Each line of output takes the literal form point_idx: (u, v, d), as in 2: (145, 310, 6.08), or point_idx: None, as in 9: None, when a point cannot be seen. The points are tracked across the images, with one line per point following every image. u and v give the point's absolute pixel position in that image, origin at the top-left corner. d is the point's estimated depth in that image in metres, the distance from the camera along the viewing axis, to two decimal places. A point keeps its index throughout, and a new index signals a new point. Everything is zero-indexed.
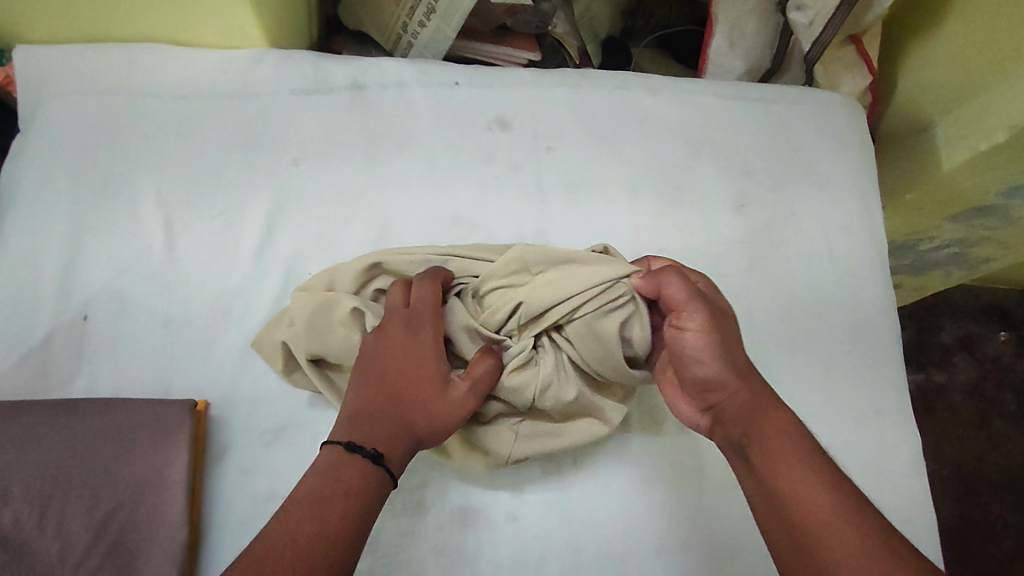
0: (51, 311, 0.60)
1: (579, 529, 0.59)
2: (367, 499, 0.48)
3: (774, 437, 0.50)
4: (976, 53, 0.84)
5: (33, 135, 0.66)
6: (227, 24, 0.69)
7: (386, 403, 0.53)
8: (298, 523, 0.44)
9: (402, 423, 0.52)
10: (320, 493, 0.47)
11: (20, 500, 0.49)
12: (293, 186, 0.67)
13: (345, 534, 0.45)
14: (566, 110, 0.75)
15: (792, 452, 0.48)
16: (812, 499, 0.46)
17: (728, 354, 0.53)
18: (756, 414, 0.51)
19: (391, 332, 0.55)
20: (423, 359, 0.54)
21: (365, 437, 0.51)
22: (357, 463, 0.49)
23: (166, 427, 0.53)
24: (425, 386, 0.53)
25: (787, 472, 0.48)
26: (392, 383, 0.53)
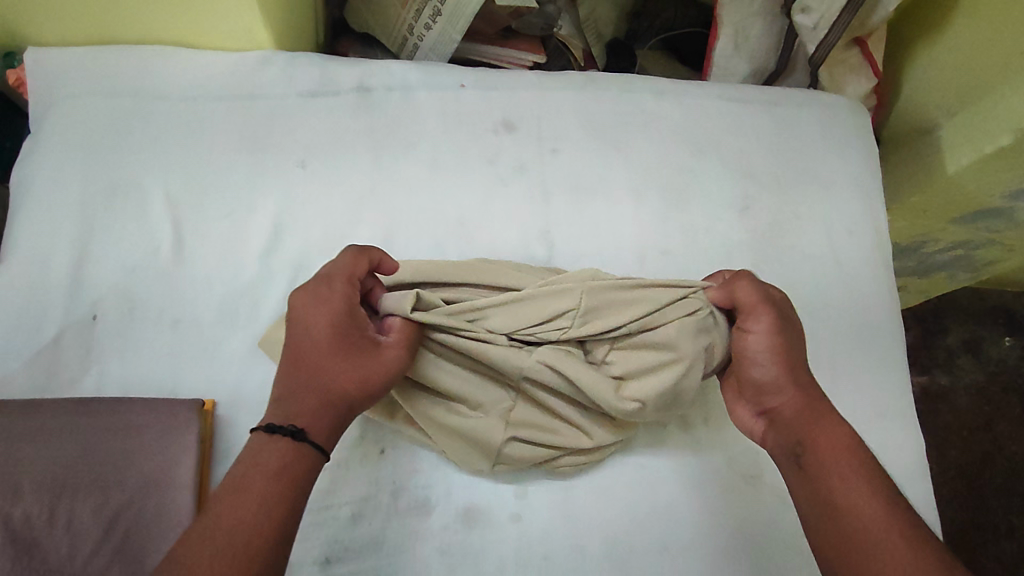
0: (61, 310, 0.61)
1: (583, 529, 0.59)
2: (298, 481, 0.45)
3: (828, 434, 0.51)
4: (981, 56, 0.85)
5: (43, 136, 0.67)
6: (235, 26, 0.69)
7: (307, 372, 0.49)
8: (219, 516, 0.41)
9: (326, 393, 0.49)
10: (243, 481, 0.43)
11: (31, 497, 0.50)
12: (300, 187, 0.68)
13: (273, 520, 0.42)
14: (571, 113, 0.76)
15: (845, 449, 0.50)
16: (864, 494, 0.47)
17: (790, 361, 0.55)
18: (809, 412, 0.53)
19: (306, 302, 0.52)
20: (340, 325, 0.51)
21: (288, 415, 0.47)
22: (279, 445, 0.46)
23: (174, 426, 0.54)
24: (349, 353, 0.50)
25: (842, 467, 0.49)
26: (306, 354, 0.50)
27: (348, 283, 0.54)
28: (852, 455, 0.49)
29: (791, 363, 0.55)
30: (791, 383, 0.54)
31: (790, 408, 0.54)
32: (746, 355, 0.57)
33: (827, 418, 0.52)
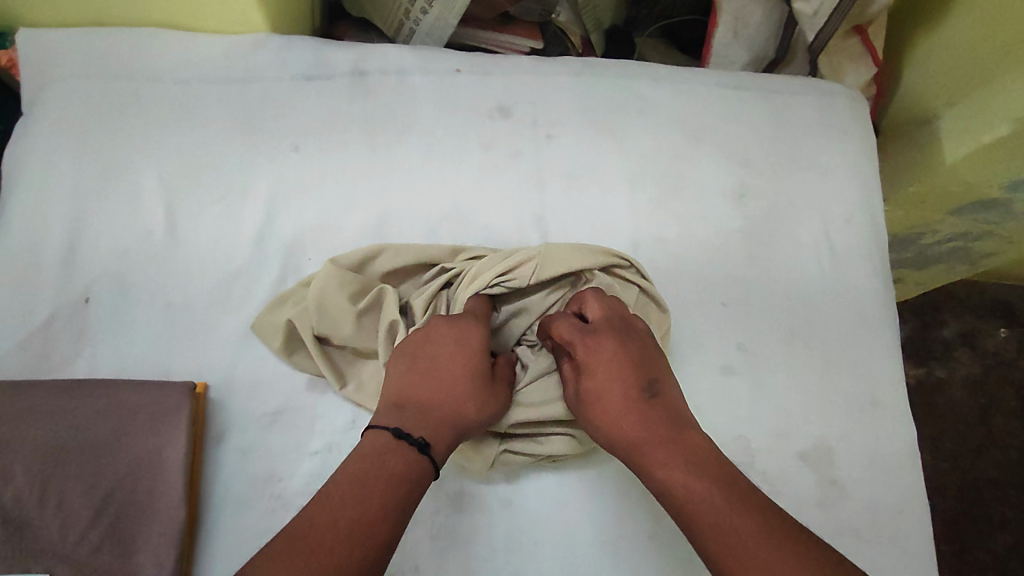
0: (53, 292, 0.61)
1: (574, 515, 0.59)
2: (402, 506, 0.45)
3: (660, 471, 0.48)
4: (979, 45, 0.84)
5: (34, 118, 0.67)
6: (229, 9, 0.69)
7: (437, 392, 0.52)
8: (329, 535, 0.41)
9: (452, 414, 0.51)
10: (356, 498, 0.43)
11: (22, 477, 0.50)
12: (293, 171, 0.68)
13: (384, 525, 0.43)
14: (567, 99, 0.75)
15: (678, 486, 0.47)
16: (707, 532, 0.44)
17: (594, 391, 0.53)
18: (641, 460, 0.50)
19: (455, 326, 0.55)
20: (476, 354, 0.55)
21: (414, 424, 0.49)
22: (405, 453, 0.47)
23: (166, 409, 0.54)
24: (480, 381, 0.54)
25: (682, 512, 0.46)
26: (443, 373, 0.53)
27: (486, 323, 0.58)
28: (682, 488, 0.47)
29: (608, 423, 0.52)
30: (619, 445, 0.51)
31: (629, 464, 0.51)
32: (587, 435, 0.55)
33: (654, 458, 0.49)
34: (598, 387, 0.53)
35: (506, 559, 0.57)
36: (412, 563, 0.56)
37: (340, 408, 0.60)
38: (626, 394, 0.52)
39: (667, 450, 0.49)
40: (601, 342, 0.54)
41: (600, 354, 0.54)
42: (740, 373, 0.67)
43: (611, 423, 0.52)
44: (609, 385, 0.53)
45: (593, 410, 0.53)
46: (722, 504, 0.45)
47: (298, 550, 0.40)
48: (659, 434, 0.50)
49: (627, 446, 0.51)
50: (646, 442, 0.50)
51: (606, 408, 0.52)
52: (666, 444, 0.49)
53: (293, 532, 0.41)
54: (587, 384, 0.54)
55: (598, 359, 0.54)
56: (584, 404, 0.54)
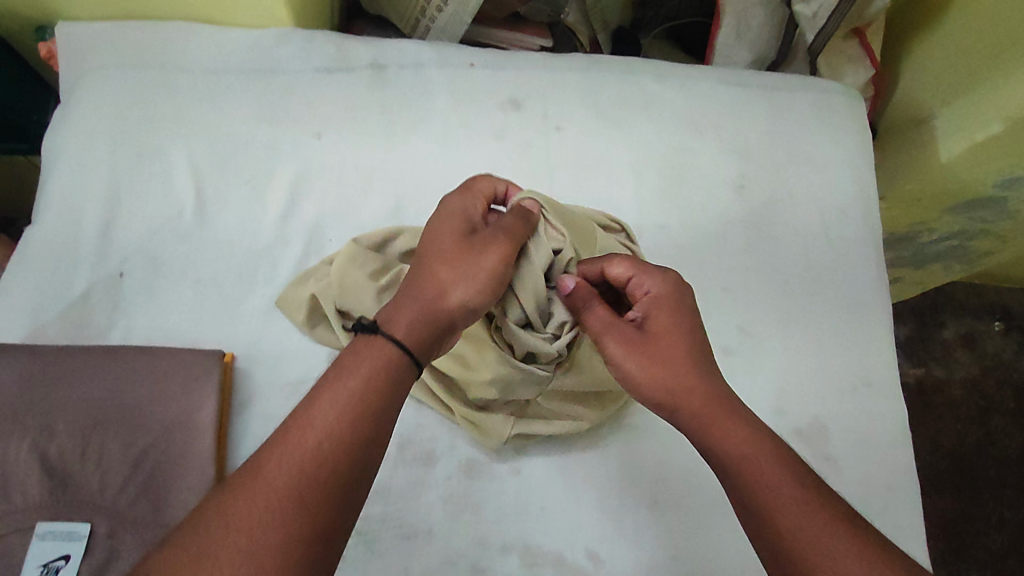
0: (90, 267, 0.64)
1: (577, 483, 0.62)
2: (364, 424, 0.43)
3: (734, 437, 0.49)
4: (972, 48, 0.88)
5: (73, 104, 0.70)
6: (256, 4, 0.73)
7: (415, 274, 0.52)
8: (284, 464, 0.41)
9: (427, 292, 0.50)
10: (311, 425, 0.42)
11: (65, 436, 0.54)
12: (316, 158, 0.71)
13: (345, 431, 0.43)
14: (576, 93, 0.79)
15: (750, 455, 0.48)
16: (784, 505, 0.45)
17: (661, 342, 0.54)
18: (710, 417, 0.50)
19: (436, 217, 0.55)
20: (458, 233, 0.54)
21: (384, 313, 0.50)
22: (367, 350, 0.46)
23: (197, 373, 0.57)
24: (459, 254, 0.52)
25: (757, 478, 0.47)
26: (426, 255, 0.53)
27: (481, 207, 0.57)
28: (757, 455, 0.48)
29: (678, 366, 0.52)
30: (686, 395, 0.51)
31: (688, 421, 0.51)
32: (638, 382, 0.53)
33: (725, 416, 0.50)
34: (667, 330, 0.54)
35: (514, 524, 0.60)
36: (425, 526, 0.59)
37: None
38: (693, 343, 0.54)
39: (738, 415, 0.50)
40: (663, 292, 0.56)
41: (673, 292, 0.56)
42: (738, 354, 0.71)
43: (680, 371, 0.52)
44: (680, 331, 0.54)
45: (656, 350, 0.53)
46: (792, 480, 0.47)
47: (252, 481, 0.40)
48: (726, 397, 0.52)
49: (698, 400, 0.51)
50: (718, 400, 0.51)
51: (674, 351, 0.53)
52: (735, 407, 0.51)
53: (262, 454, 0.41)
54: (656, 326, 0.55)
55: (670, 297, 0.55)
56: (648, 345, 0.54)
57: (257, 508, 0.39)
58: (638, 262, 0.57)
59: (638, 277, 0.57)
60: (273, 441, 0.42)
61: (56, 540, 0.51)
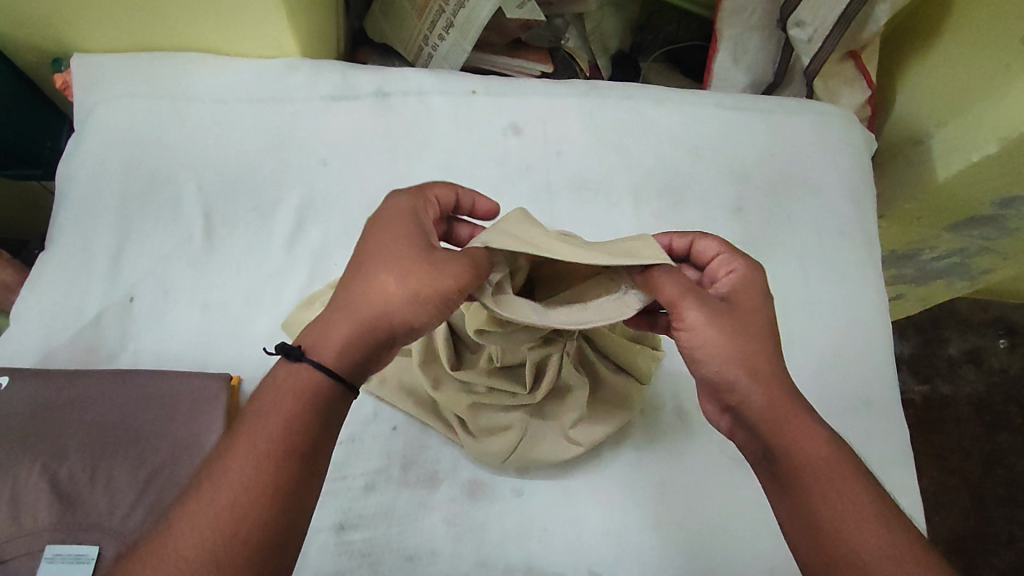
0: (102, 291, 0.66)
1: (579, 504, 0.62)
2: (305, 434, 0.43)
3: (802, 443, 0.46)
4: (965, 73, 0.89)
5: (87, 132, 0.73)
6: (265, 36, 0.75)
7: (353, 287, 0.48)
8: (230, 471, 0.41)
9: (369, 310, 0.47)
10: (257, 432, 0.42)
11: (76, 457, 0.55)
12: (322, 184, 0.73)
13: (295, 438, 0.43)
14: (575, 118, 0.81)
15: (816, 461, 0.45)
16: (851, 522, 0.43)
17: (744, 322, 0.51)
18: (778, 425, 0.47)
19: (381, 225, 0.51)
20: (411, 238, 0.50)
21: (317, 340, 0.46)
22: (298, 378, 0.44)
23: (205, 397, 0.58)
24: (409, 266, 0.48)
25: (828, 493, 0.44)
26: (369, 266, 0.48)
27: (429, 205, 0.54)
28: (834, 464, 0.45)
29: (755, 347, 0.50)
30: (757, 390, 0.48)
31: (755, 423, 0.48)
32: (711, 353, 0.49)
33: (795, 429, 0.47)
34: (748, 308, 0.52)
35: (516, 545, 0.60)
36: (428, 548, 0.60)
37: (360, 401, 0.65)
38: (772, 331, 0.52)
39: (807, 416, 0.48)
40: (739, 261, 0.56)
41: (758, 279, 0.55)
42: None
43: (758, 354, 0.49)
44: (758, 310, 0.52)
45: (738, 326, 0.50)
46: (863, 480, 0.45)
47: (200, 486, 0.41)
48: (797, 394, 0.49)
49: (776, 398, 0.48)
50: (789, 395, 0.48)
51: (756, 328, 0.51)
52: (805, 410, 0.48)
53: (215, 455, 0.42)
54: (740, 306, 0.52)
55: (760, 281, 0.54)
56: (736, 321, 0.51)
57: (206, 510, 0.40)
58: (730, 245, 0.57)
59: (726, 257, 0.56)
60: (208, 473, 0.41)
61: (64, 562, 0.52)
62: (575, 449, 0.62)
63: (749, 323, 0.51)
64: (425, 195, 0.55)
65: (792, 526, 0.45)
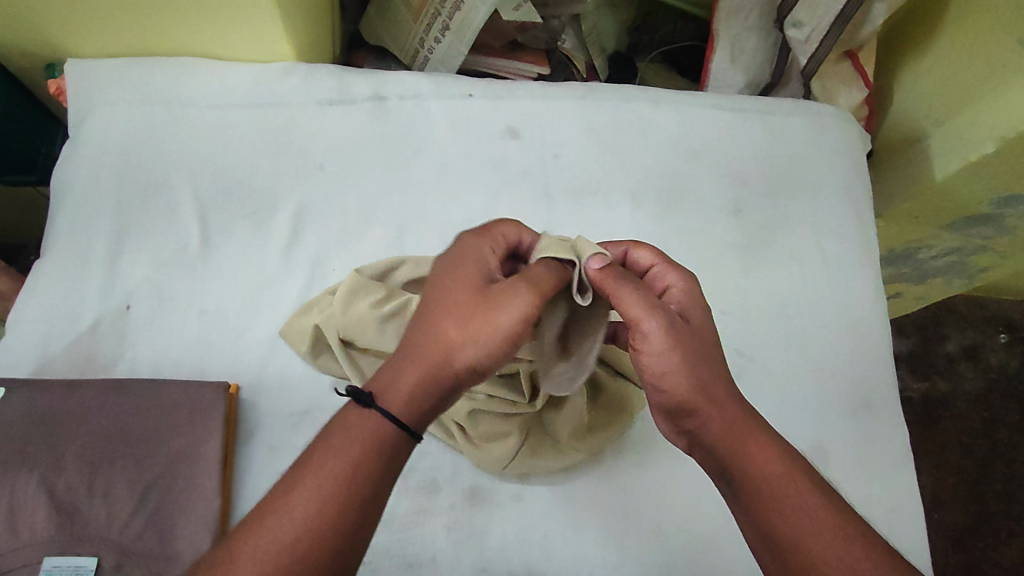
0: (98, 300, 0.66)
1: (580, 509, 0.62)
2: (371, 479, 0.43)
3: (760, 459, 0.47)
4: (963, 72, 0.89)
5: (82, 138, 0.72)
6: (260, 40, 0.75)
7: (422, 329, 0.48)
8: (295, 513, 0.40)
9: (435, 352, 0.47)
10: (321, 473, 0.42)
11: (73, 468, 0.54)
12: (319, 189, 0.73)
13: (362, 483, 0.42)
14: (573, 121, 0.80)
15: (773, 475, 0.46)
16: (810, 536, 0.43)
17: (699, 338, 0.51)
18: (735, 442, 0.48)
19: (450, 267, 0.52)
20: (477, 282, 0.50)
21: (385, 384, 0.46)
22: (364, 422, 0.44)
23: (203, 407, 0.58)
24: (475, 308, 0.48)
25: (785, 503, 0.45)
26: (437, 308, 0.49)
27: (496, 245, 0.55)
28: (791, 477, 0.46)
29: (709, 363, 0.50)
30: (712, 408, 0.49)
31: (714, 441, 0.48)
32: (671, 372, 0.49)
33: (753, 446, 0.47)
34: (699, 324, 0.53)
35: (517, 551, 0.60)
36: (429, 554, 0.60)
37: None
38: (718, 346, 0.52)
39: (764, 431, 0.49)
40: (681, 272, 0.56)
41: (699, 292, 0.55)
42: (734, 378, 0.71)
43: (710, 368, 0.50)
44: (706, 325, 0.53)
45: (691, 343, 0.50)
46: (820, 491, 0.45)
47: (262, 528, 0.40)
48: (751, 410, 0.50)
49: (733, 415, 0.49)
50: (744, 412, 0.49)
51: (708, 344, 0.51)
52: (760, 427, 0.49)
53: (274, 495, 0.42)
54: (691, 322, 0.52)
55: (700, 294, 0.55)
56: (688, 336, 0.51)
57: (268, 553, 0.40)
58: (665, 255, 0.57)
59: (662, 269, 0.56)
60: (270, 514, 0.41)
61: (64, 574, 0.52)
62: (575, 454, 0.63)
63: (705, 339, 0.51)
64: (489, 234, 0.55)
65: (756, 543, 0.46)
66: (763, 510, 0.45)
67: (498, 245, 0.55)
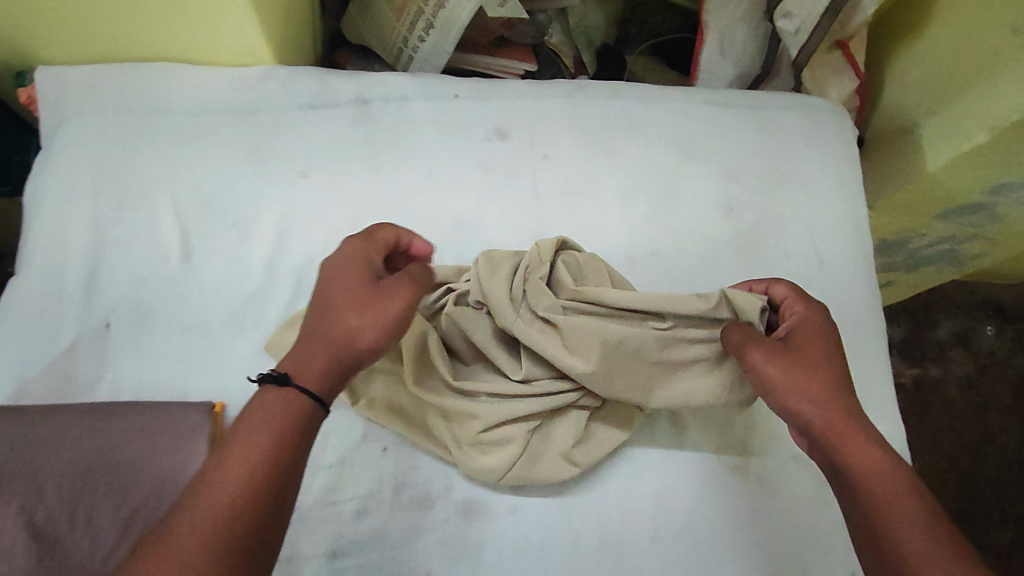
0: (76, 318, 0.64)
1: (577, 519, 0.61)
2: (292, 444, 0.46)
3: (858, 459, 0.50)
4: (954, 61, 0.88)
5: (55, 150, 0.70)
6: (238, 44, 0.72)
7: (318, 321, 0.52)
8: (221, 483, 0.43)
9: (335, 339, 0.51)
10: (247, 443, 0.45)
11: (54, 496, 0.52)
12: (302, 197, 0.71)
13: (285, 449, 0.46)
14: (561, 120, 0.79)
15: (871, 474, 0.49)
16: (900, 529, 0.46)
17: (806, 358, 0.55)
18: (839, 435, 0.52)
19: (336, 264, 0.55)
20: (361, 277, 0.54)
21: (294, 369, 0.50)
22: (281, 404, 0.47)
23: (187, 429, 0.57)
24: (364, 300, 0.53)
25: (883, 499, 0.48)
26: (330, 303, 0.53)
27: (379, 245, 0.58)
28: (894, 478, 0.49)
29: (813, 378, 0.54)
30: (817, 416, 0.53)
31: (819, 442, 0.53)
32: (775, 384, 0.55)
33: (855, 448, 0.51)
34: (811, 347, 0.56)
35: (514, 564, 0.59)
36: (424, 571, 0.59)
37: (350, 424, 0.63)
38: (838, 363, 0.56)
39: (870, 438, 0.52)
40: (805, 306, 0.60)
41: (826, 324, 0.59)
42: None
43: (815, 381, 0.54)
44: (824, 348, 0.56)
45: (800, 362, 0.55)
46: (918, 495, 0.48)
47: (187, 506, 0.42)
48: (858, 413, 0.53)
49: (835, 423, 0.52)
50: (853, 421, 0.52)
51: (818, 362, 0.55)
52: (870, 435, 0.52)
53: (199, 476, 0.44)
54: (801, 346, 0.56)
55: (821, 322, 0.58)
56: (795, 357, 0.55)
57: (198, 525, 0.41)
58: (798, 291, 0.61)
59: (792, 301, 0.61)
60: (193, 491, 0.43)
61: None
62: (573, 470, 0.61)
63: (814, 358, 0.55)
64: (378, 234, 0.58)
65: (857, 535, 0.49)
66: (862, 504, 0.49)
67: (385, 245, 0.59)
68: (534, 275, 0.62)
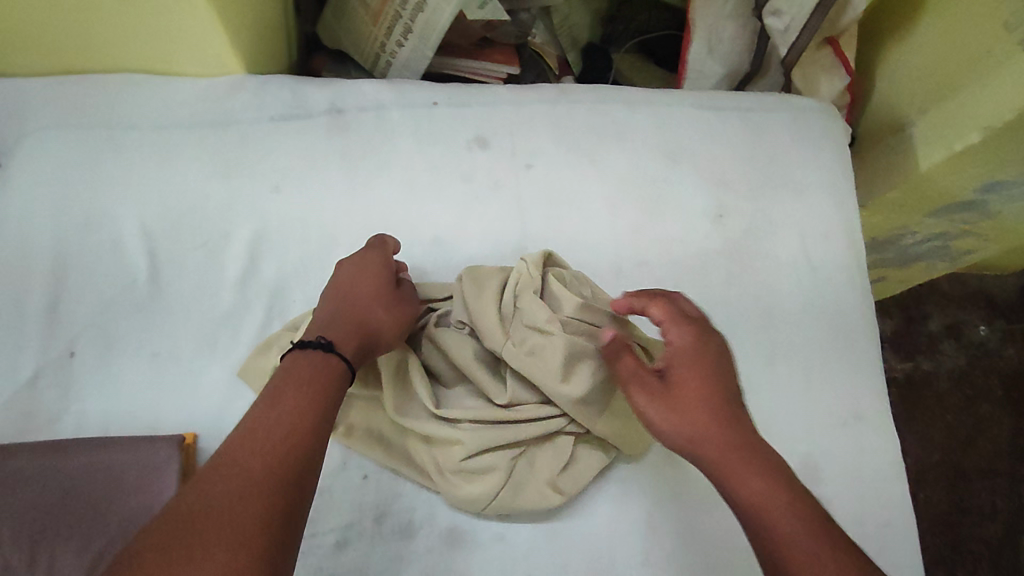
0: (39, 347, 0.61)
1: (564, 544, 0.60)
2: (314, 425, 0.46)
3: (743, 487, 0.48)
4: (945, 58, 0.86)
5: (12, 169, 0.66)
6: (204, 53, 0.69)
7: (346, 308, 0.56)
8: (248, 464, 0.42)
9: (366, 324, 0.56)
10: (269, 429, 0.44)
11: (10, 543, 0.50)
12: (275, 212, 0.68)
13: (312, 426, 0.46)
14: (543, 125, 0.76)
15: (756, 500, 0.47)
16: (795, 559, 0.44)
17: (683, 393, 0.52)
18: (728, 466, 0.49)
19: (357, 265, 0.60)
20: (385, 281, 0.60)
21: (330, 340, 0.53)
22: (322, 365, 0.50)
23: (156, 465, 0.54)
24: (392, 299, 0.59)
25: (768, 531, 0.45)
26: (357, 296, 0.57)
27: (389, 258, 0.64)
28: (779, 502, 0.46)
29: (693, 413, 0.51)
30: (700, 449, 0.51)
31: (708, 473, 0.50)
32: (657, 426, 0.53)
33: (739, 475, 0.48)
34: (689, 375, 0.53)
35: None
36: None
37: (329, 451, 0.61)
38: (720, 387, 0.53)
39: (754, 458, 0.49)
40: (675, 326, 0.55)
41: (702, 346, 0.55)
42: None
43: (696, 414, 0.51)
44: (698, 376, 0.53)
45: (677, 397, 0.52)
46: (807, 511, 0.46)
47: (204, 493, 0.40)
48: (742, 435, 0.50)
49: (717, 452, 0.50)
50: (738, 445, 0.50)
51: (694, 393, 0.52)
52: (754, 457, 0.49)
53: (219, 461, 0.42)
54: (679, 379, 0.53)
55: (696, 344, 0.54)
56: (674, 394, 0.53)
57: (229, 509, 0.39)
58: (670, 306, 0.56)
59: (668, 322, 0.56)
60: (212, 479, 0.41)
61: None
62: (558, 497, 0.59)
63: (690, 389, 0.52)
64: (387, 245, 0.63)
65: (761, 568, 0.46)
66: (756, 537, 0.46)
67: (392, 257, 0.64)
68: (524, 290, 0.60)
